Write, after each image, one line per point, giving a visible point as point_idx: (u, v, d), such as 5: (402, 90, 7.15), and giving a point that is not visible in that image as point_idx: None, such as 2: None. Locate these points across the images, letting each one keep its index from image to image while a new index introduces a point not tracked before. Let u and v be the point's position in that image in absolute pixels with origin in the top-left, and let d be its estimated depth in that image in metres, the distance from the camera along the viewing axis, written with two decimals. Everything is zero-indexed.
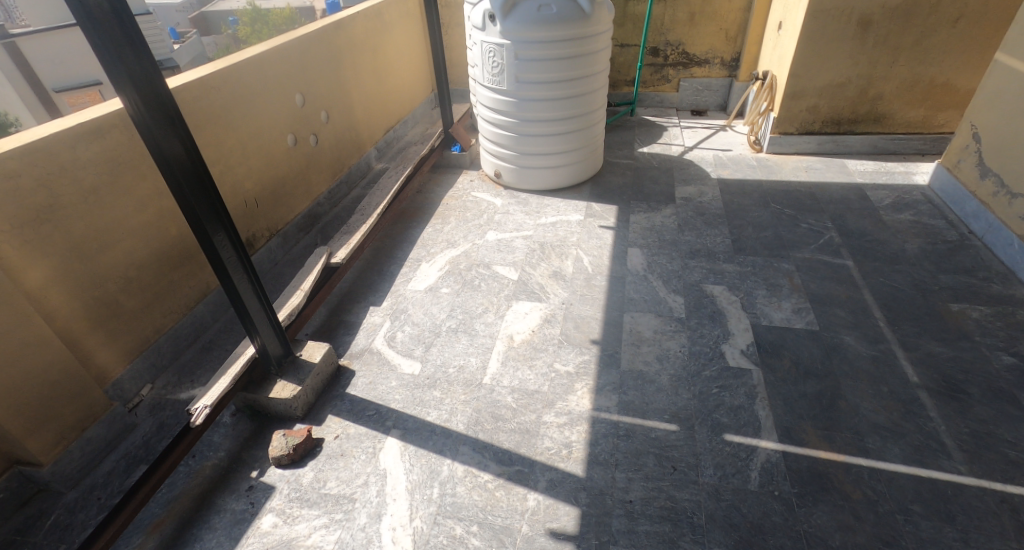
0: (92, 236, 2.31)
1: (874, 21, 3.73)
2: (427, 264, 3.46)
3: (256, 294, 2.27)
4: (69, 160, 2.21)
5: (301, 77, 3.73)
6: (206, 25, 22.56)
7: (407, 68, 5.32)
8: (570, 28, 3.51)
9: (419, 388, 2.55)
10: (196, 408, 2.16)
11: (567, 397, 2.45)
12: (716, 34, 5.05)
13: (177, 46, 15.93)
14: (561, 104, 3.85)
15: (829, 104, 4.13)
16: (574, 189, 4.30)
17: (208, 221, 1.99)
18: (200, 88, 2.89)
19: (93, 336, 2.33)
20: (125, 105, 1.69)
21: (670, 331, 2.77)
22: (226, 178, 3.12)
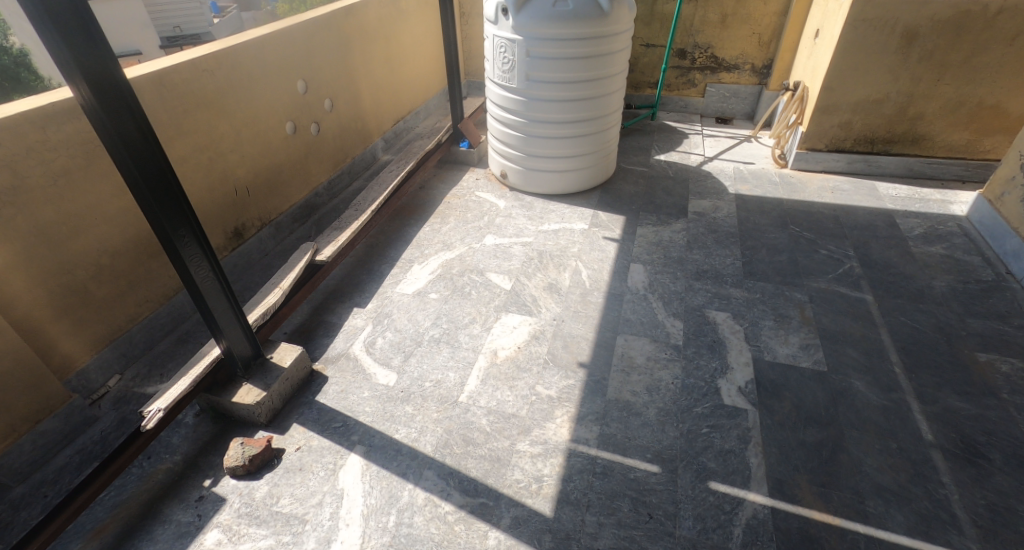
0: (62, 221, 2.22)
1: (919, 34, 3.43)
2: (419, 266, 3.33)
3: (222, 294, 2.15)
4: (38, 141, 2.12)
5: (305, 64, 3.61)
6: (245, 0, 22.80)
7: (421, 58, 5.17)
8: (587, 27, 3.31)
9: (391, 401, 2.42)
10: (150, 411, 2.05)
11: (545, 425, 2.29)
12: (748, 38, 4.77)
13: (213, 22, 16.13)
14: (573, 106, 3.65)
15: (863, 122, 3.84)
16: (582, 195, 4.11)
17: (167, 217, 1.87)
18: (193, 71, 2.78)
19: (58, 324, 2.25)
20: (75, 92, 1.57)
21: (664, 359, 2.58)
22: (216, 166, 3.02)
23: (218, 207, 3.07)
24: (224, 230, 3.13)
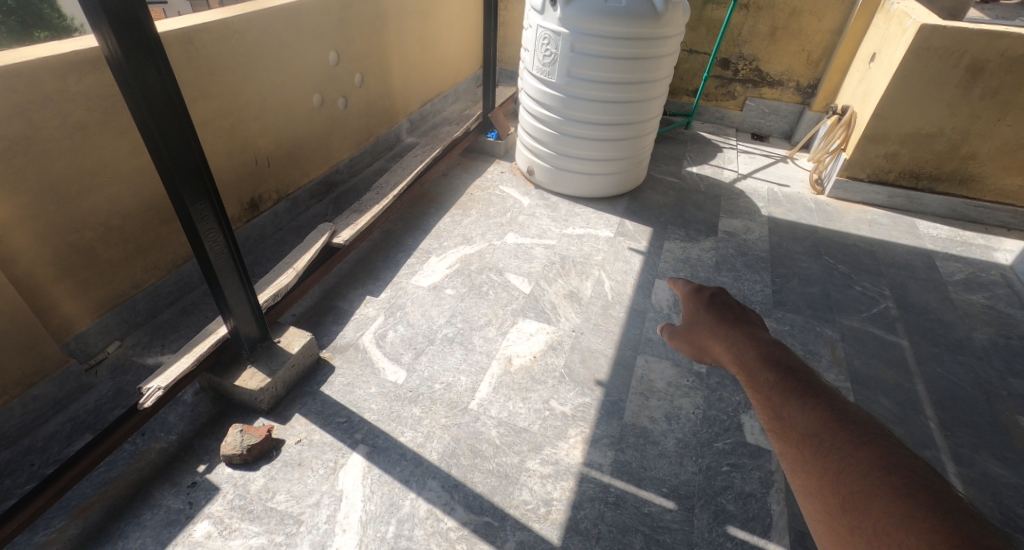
0: (74, 177, 2.11)
1: (985, 69, 3.27)
2: (436, 258, 3.21)
3: (235, 271, 2.04)
4: (55, 90, 1.99)
5: (339, 35, 3.46)
6: None
7: (456, 40, 5.00)
8: (637, 27, 3.15)
9: (398, 401, 2.31)
10: (149, 387, 1.93)
11: (557, 444, 2.18)
12: (797, 55, 4.59)
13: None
14: (612, 108, 3.50)
15: (911, 155, 3.68)
16: (609, 200, 3.97)
17: (185, 186, 1.75)
18: (223, 31, 2.64)
19: (60, 284, 2.14)
20: (101, 43, 1.45)
21: (685, 386, 2.46)
22: (238, 133, 2.89)
23: (236, 176, 2.95)
24: (240, 200, 3.01)
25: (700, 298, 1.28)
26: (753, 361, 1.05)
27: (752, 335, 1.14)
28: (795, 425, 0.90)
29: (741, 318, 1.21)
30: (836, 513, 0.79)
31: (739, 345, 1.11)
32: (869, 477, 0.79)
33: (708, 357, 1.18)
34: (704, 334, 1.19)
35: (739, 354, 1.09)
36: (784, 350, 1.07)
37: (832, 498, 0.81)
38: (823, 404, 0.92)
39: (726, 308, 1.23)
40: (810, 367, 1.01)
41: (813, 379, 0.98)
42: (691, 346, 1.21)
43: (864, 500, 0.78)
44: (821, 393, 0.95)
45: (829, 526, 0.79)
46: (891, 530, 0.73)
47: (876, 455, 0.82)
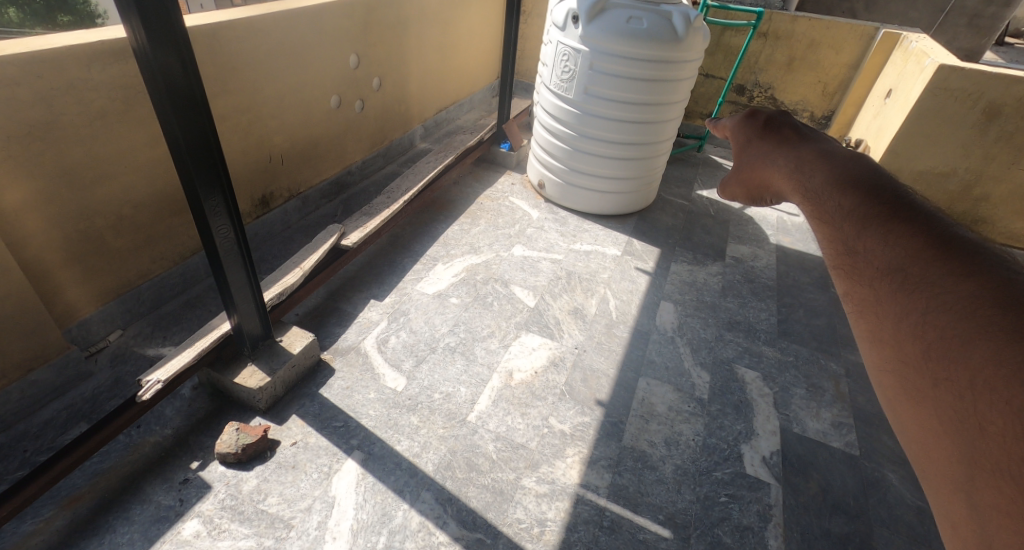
0: (90, 165, 2.11)
1: (1002, 113, 3.27)
2: (443, 266, 3.20)
3: (243, 269, 2.04)
4: (78, 78, 2.00)
5: (360, 38, 3.48)
6: None
7: (475, 50, 5.04)
8: (657, 49, 3.16)
9: (396, 408, 2.29)
10: (148, 380, 1.91)
11: (554, 463, 2.16)
12: (812, 86, 4.61)
13: None
14: (627, 127, 3.51)
15: (923, 193, 3.69)
16: (618, 218, 3.97)
17: (201, 182, 1.75)
18: (247, 29, 2.66)
19: (67, 270, 2.14)
20: (130, 36, 1.46)
21: (686, 412, 2.44)
22: (254, 130, 2.90)
23: (249, 172, 2.95)
24: (251, 196, 3.02)
25: (757, 129, 1.17)
26: (811, 175, 0.95)
27: (814, 154, 1.01)
28: (843, 226, 0.80)
29: (811, 142, 1.05)
30: (878, 303, 0.70)
31: (798, 164, 1.00)
32: (915, 264, 0.69)
33: (770, 194, 1.09)
34: (763, 163, 1.10)
35: (799, 173, 0.98)
36: (852, 159, 0.94)
37: (872, 289, 0.72)
38: (878, 203, 0.81)
39: (789, 133, 1.10)
40: (878, 173, 0.88)
41: (873, 181, 0.85)
42: (750, 180, 1.13)
43: (912, 287, 0.67)
44: (878, 193, 0.82)
45: (871, 319, 0.71)
46: (934, 314, 0.63)
47: (931, 243, 0.70)
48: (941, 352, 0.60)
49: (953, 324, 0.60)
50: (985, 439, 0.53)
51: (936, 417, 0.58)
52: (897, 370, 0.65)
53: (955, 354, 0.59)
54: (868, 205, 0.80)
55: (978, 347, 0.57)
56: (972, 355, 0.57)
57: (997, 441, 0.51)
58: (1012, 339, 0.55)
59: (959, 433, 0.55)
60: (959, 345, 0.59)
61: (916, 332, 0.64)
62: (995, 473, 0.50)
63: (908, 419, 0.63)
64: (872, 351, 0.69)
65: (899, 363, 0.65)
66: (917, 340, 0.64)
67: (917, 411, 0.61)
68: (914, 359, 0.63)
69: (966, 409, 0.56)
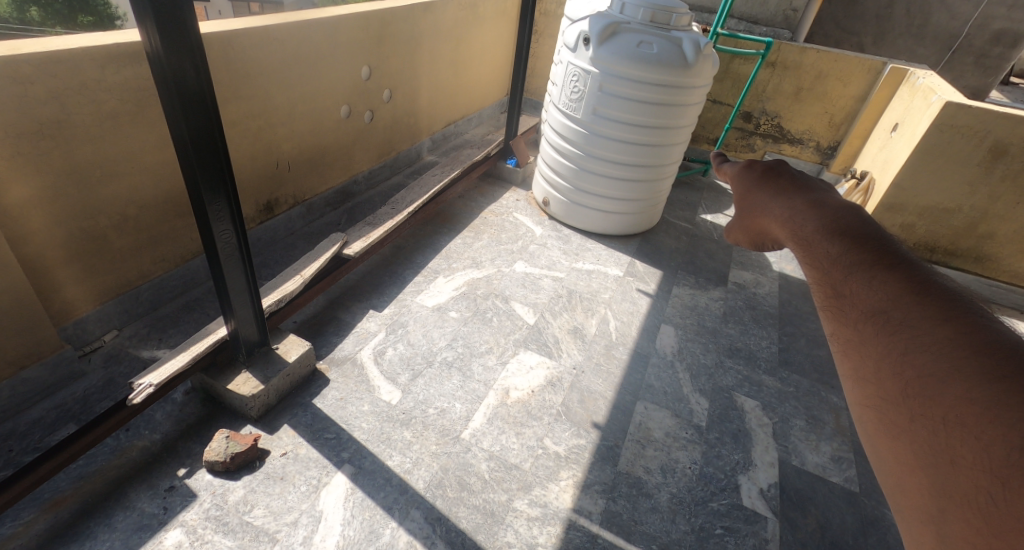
0: (98, 164, 2.11)
1: (1008, 152, 3.28)
2: (443, 279, 3.19)
3: (243, 275, 2.03)
4: (92, 79, 2.01)
5: (374, 50, 3.51)
6: None
7: (486, 66, 5.08)
8: (666, 73, 3.18)
9: (390, 422, 2.26)
10: (140, 384, 1.89)
11: (547, 486, 2.12)
12: (819, 116, 4.63)
13: None
14: (633, 149, 3.52)
15: (928, 228, 3.68)
16: (621, 239, 3.96)
17: (206, 186, 1.75)
18: (262, 37, 2.68)
19: (66, 268, 2.12)
20: (144, 40, 1.47)
21: (684, 439, 2.40)
22: (264, 136, 2.92)
23: (255, 177, 2.96)
24: (257, 202, 3.02)
25: (756, 172, 1.16)
26: (804, 219, 0.94)
27: (809, 198, 1.00)
28: (832, 271, 0.79)
29: (808, 189, 1.04)
30: (860, 341, 0.69)
31: (794, 207, 0.99)
32: (900, 306, 0.68)
33: (769, 240, 1.07)
34: (759, 205, 1.09)
35: (793, 214, 0.97)
36: (845, 206, 0.93)
37: (855, 328, 0.70)
38: (866, 245, 0.80)
39: (788, 179, 1.09)
40: (868, 217, 0.87)
41: (864, 224, 0.84)
42: (748, 224, 1.11)
43: (895, 327, 0.66)
44: (869, 236, 0.81)
45: (853, 358, 0.69)
46: (916, 353, 0.62)
47: (917, 285, 0.69)
48: (920, 389, 0.59)
49: (933, 363, 0.59)
50: (955, 473, 0.52)
51: (911, 452, 0.57)
52: (877, 406, 0.63)
53: (933, 392, 0.58)
54: (856, 246, 0.79)
55: (956, 386, 0.55)
56: (950, 392, 0.56)
57: (970, 477, 0.50)
58: (989, 378, 0.54)
59: (931, 467, 0.54)
60: (939, 382, 0.57)
61: (897, 371, 0.63)
62: (965, 507, 0.49)
63: (884, 457, 0.61)
64: (852, 389, 0.68)
65: (879, 399, 0.63)
66: (898, 378, 0.62)
67: (894, 446, 0.60)
68: (893, 397, 0.62)
69: (941, 444, 0.55)
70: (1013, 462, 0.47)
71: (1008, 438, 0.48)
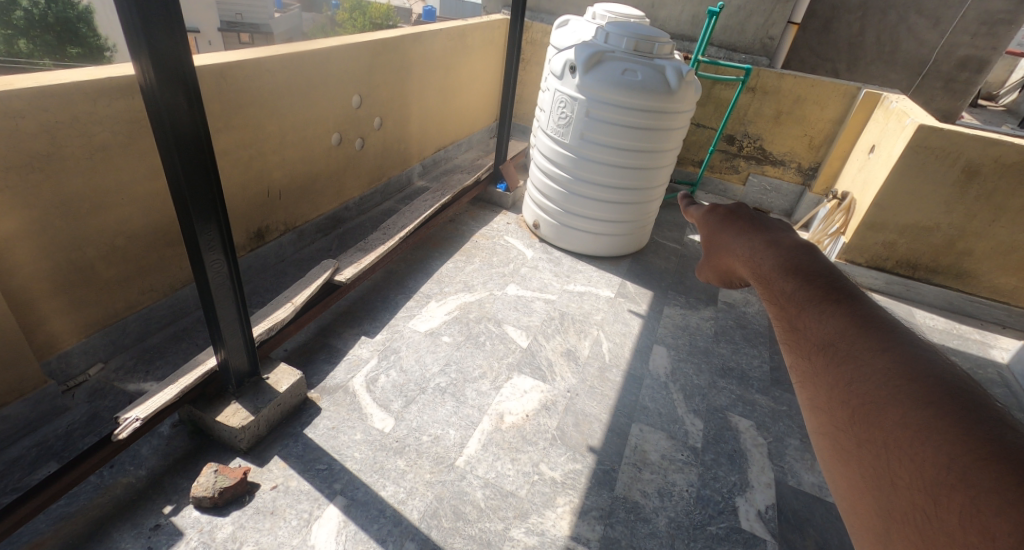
0: (88, 195, 2.11)
1: (981, 172, 3.39)
2: (436, 303, 3.18)
3: (235, 303, 2.01)
4: (84, 112, 2.02)
5: (363, 80, 3.57)
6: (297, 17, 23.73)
7: (474, 93, 5.18)
8: (650, 100, 3.27)
9: (383, 451, 2.22)
10: (126, 418, 1.84)
11: (544, 513, 2.09)
12: (800, 138, 4.75)
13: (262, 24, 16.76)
14: (619, 173, 3.59)
15: (908, 246, 3.77)
16: (611, 260, 4.00)
17: (198, 215, 1.75)
18: (254, 68, 2.71)
19: (52, 301, 2.09)
20: (138, 74, 1.48)
21: (680, 461, 2.39)
22: (254, 164, 2.92)
23: (246, 206, 2.96)
24: (247, 229, 3.01)
25: (718, 213, 1.22)
26: (762, 255, 1.00)
27: (766, 236, 1.07)
28: (788, 308, 0.84)
29: (766, 229, 1.10)
30: (812, 371, 0.75)
31: (752, 245, 1.06)
32: (846, 339, 0.74)
33: (734, 277, 1.12)
34: (724, 245, 1.14)
35: (750, 252, 1.04)
36: (799, 244, 0.99)
37: (808, 360, 0.76)
38: (816, 281, 0.87)
39: (747, 219, 1.16)
40: (818, 254, 0.94)
41: (814, 263, 0.92)
42: (714, 263, 1.16)
43: (842, 359, 0.72)
44: (819, 272, 0.89)
45: (808, 388, 0.75)
46: (860, 382, 0.68)
47: (859, 319, 0.76)
48: (864, 413, 0.65)
49: (875, 392, 0.65)
50: (897, 493, 0.58)
51: (860, 475, 0.62)
52: (829, 432, 0.69)
53: (876, 418, 0.63)
54: (808, 283, 0.86)
55: (895, 414, 0.62)
56: (889, 417, 0.62)
57: (909, 496, 0.56)
58: (923, 406, 0.60)
59: (878, 488, 0.60)
60: (879, 409, 0.63)
61: (845, 399, 0.68)
62: (908, 525, 0.55)
63: (836, 479, 0.66)
64: (807, 416, 0.73)
65: (831, 426, 0.68)
66: (846, 406, 0.68)
67: (844, 468, 0.65)
68: (842, 425, 0.67)
69: (885, 467, 0.60)
70: (943, 481, 0.53)
71: (938, 459, 0.55)
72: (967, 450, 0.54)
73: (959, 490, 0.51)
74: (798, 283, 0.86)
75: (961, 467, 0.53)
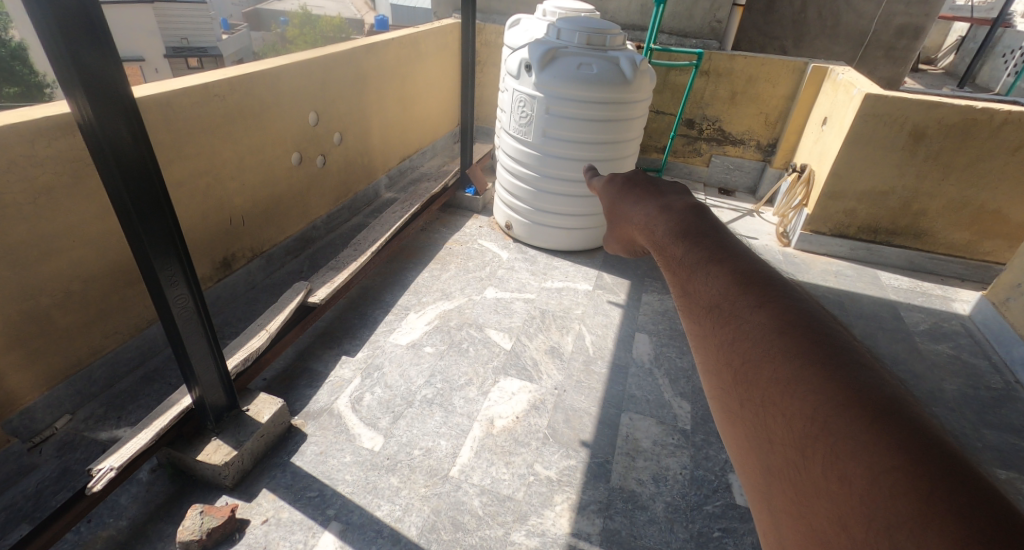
0: (35, 241, 2.02)
1: (927, 135, 3.52)
2: (415, 314, 3.15)
3: (205, 338, 1.95)
4: (23, 155, 1.94)
5: (319, 96, 3.51)
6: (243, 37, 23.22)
7: (433, 99, 5.15)
8: (607, 92, 3.30)
9: (374, 470, 2.19)
10: (100, 469, 1.77)
11: (543, 513, 2.08)
12: (756, 116, 4.85)
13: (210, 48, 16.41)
14: (584, 167, 3.61)
15: (868, 211, 3.88)
16: (585, 253, 4.02)
17: (155, 252, 1.69)
18: (203, 94, 2.64)
19: (8, 356, 2.00)
20: (74, 111, 1.42)
21: (671, 445, 2.42)
22: (213, 192, 2.85)
23: (209, 236, 2.88)
24: (213, 260, 2.93)
25: (616, 184, 1.23)
26: (655, 223, 1.01)
27: (659, 201, 1.09)
28: (678, 272, 0.86)
29: (660, 195, 1.12)
30: (700, 334, 0.77)
31: (648, 212, 1.07)
32: (727, 297, 0.76)
33: (635, 245, 1.13)
34: (623, 214, 1.15)
35: (647, 220, 1.05)
36: (688, 206, 1.02)
37: (697, 322, 0.78)
38: (702, 243, 0.89)
39: (643, 186, 1.17)
40: (705, 215, 0.97)
41: (700, 224, 0.94)
42: (617, 233, 1.17)
43: (724, 318, 0.74)
44: (704, 234, 0.91)
45: (698, 350, 0.77)
46: (739, 341, 0.70)
47: (738, 275, 0.79)
48: (744, 373, 0.68)
49: (753, 349, 0.68)
50: (774, 448, 0.62)
51: (746, 434, 0.66)
52: (718, 393, 0.72)
53: (753, 376, 0.66)
54: (696, 247, 0.88)
55: (769, 369, 0.65)
56: (764, 374, 0.65)
57: (784, 450, 0.60)
58: (792, 358, 0.64)
59: (760, 444, 0.64)
60: (757, 366, 0.66)
61: (727, 359, 0.71)
62: (786, 479, 0.59)
63: (726, 434, 0.71)
64: (701, 378, 0.76)
65: (719, 385, 0.71)
66: (729, 367, 0.70)
67: (730, 424, 0.69)
68: (727, 385, 0.70)
69: (763, 423, 0.64)
70: (811, 434, 0.57)
71: (805, 410, 0.59)
72: (828, 398, 0.58)
73: (823, 441, 0.56)
74: (687, 247, 0.89)
75: (822, 418, 0.57)
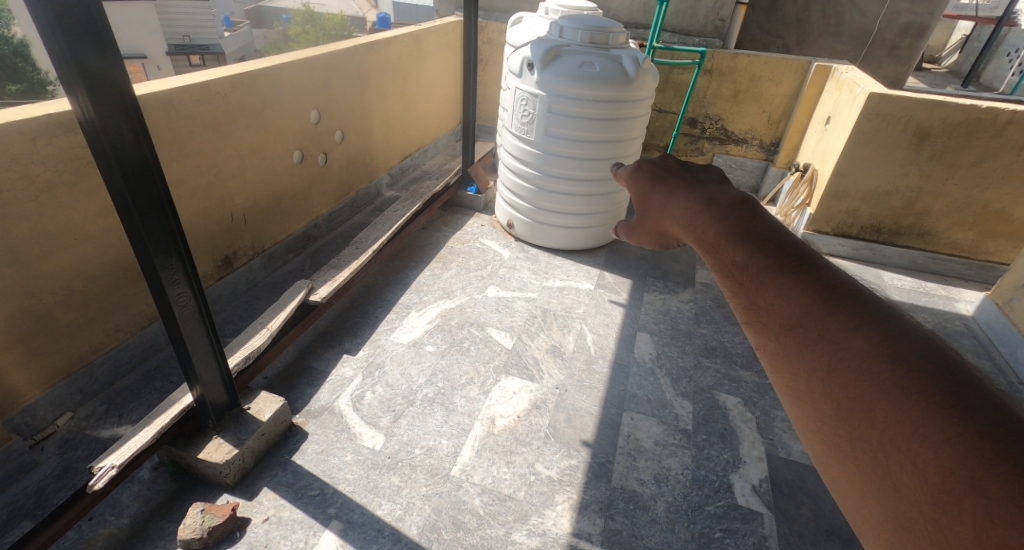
0: (36, 240, 2.02)
1: (931, 134, 3.50)
2: (416, 313, 3.15)
3: (207, 337, 1.96)
4: (23, 153, 1.93)
5: (320, 94, 3.50)
6: (244, 35, 23.18)
7: (435, 98, 5.14)
8: (610, 90, 3.29)
9: (375, 469, 2.19)
10: (101, 467, 1.77)
11: (544, 512, 2.08)
12: (759, 115, 4.84)
13: (213, 47, 16.45)
14: (587, 166, 3.60)
15: (871, 211, 3.87)
16: (587, 253, 4.01)
17: (157, 251, 1.69)
18: (204, 92, 2.64)
19: (9, 354, 2.00)
20: (75, 109, 1.42)
21: (673, 445, 2.41)
22: (214, 191, 2.85)
23: (210, 234, 2.88)
24: (214, 258, 2.93)
25: (647, 176, 1.22)
26: (704, 221, 1.00)
27: (700, 193, 1.08)
28: (745, 280, 0.85)
29: (698, 189, 1.10)
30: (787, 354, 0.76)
31: (690, 208, 1.05)
32: (811, 318, 0.75)
33: (671, 240, 1.13)
34: (660, 208, 1.13)
35: (688, 216, 1.04)
36: (734, 202, 1.01)
37: (777, 341, 0.77)
38: (767, 247, 0.88)
39: (676, 179, 1.17)
40: (758, 213, 0.97)
41: (757, 225, 0.93)
42: (649, 227, 1.16)
43: (814, 341, 0.73)
44: (767, 236, 0.90)
45: (784, 374, 0.76)
46: (841, 371, 0.69)
47: (821, 291, 0.78)
48: (852, 407, 0.67)
49: (860, 382, 0.67)
50: (895, 492, 0.61)
51: (857, 472, 0.65)
52: (816, 424, 0.71)
53: (866, 411, 0.65)
54: (761, 252, 0.87)
55: (884, 404, 0.64)
56: (879, 411, 0.64)
57: (912, 498, 0.59)
58: (911, 395, 0.63)
59: (877, 485, 0.63)
60: (868, 401, 0.65)
61: (828, 391, 0.70)
62: (912, 524, 0.59)
63: (824, 464, 0.70)
64: (789, 406, 0.75)
65: (815, 414, 0.71)
66: (829, 398, 0.69)
67: (834, 456, 0.68)
68: (829, 418, 0.69)
69: (881, 465, 0.63)
70: (945, 480, 0.56)
71: (936, 457, 0.58)
72: (966, 445, 0.57)
73: (958, 488, 0.55)
74: (747, 250, 0.88)
75: (962, 466, 0.56)
